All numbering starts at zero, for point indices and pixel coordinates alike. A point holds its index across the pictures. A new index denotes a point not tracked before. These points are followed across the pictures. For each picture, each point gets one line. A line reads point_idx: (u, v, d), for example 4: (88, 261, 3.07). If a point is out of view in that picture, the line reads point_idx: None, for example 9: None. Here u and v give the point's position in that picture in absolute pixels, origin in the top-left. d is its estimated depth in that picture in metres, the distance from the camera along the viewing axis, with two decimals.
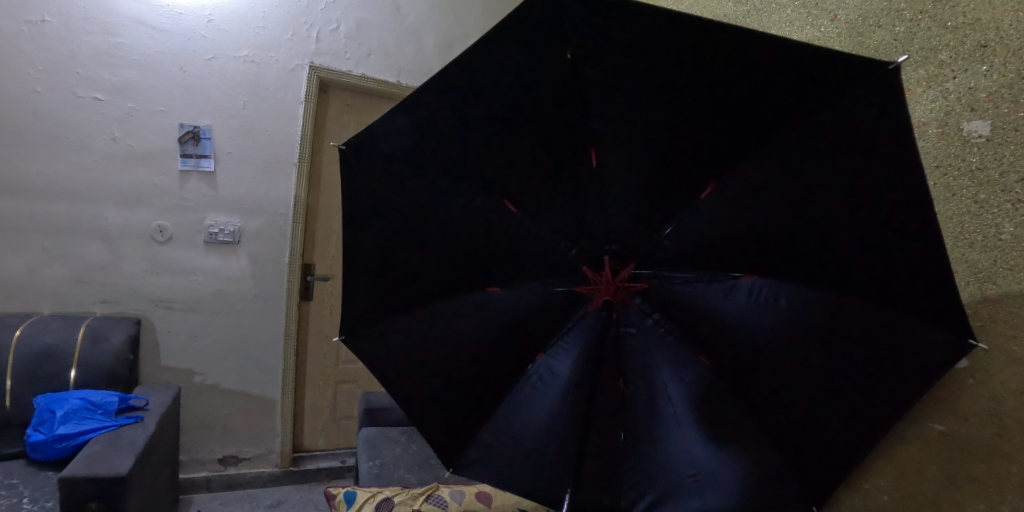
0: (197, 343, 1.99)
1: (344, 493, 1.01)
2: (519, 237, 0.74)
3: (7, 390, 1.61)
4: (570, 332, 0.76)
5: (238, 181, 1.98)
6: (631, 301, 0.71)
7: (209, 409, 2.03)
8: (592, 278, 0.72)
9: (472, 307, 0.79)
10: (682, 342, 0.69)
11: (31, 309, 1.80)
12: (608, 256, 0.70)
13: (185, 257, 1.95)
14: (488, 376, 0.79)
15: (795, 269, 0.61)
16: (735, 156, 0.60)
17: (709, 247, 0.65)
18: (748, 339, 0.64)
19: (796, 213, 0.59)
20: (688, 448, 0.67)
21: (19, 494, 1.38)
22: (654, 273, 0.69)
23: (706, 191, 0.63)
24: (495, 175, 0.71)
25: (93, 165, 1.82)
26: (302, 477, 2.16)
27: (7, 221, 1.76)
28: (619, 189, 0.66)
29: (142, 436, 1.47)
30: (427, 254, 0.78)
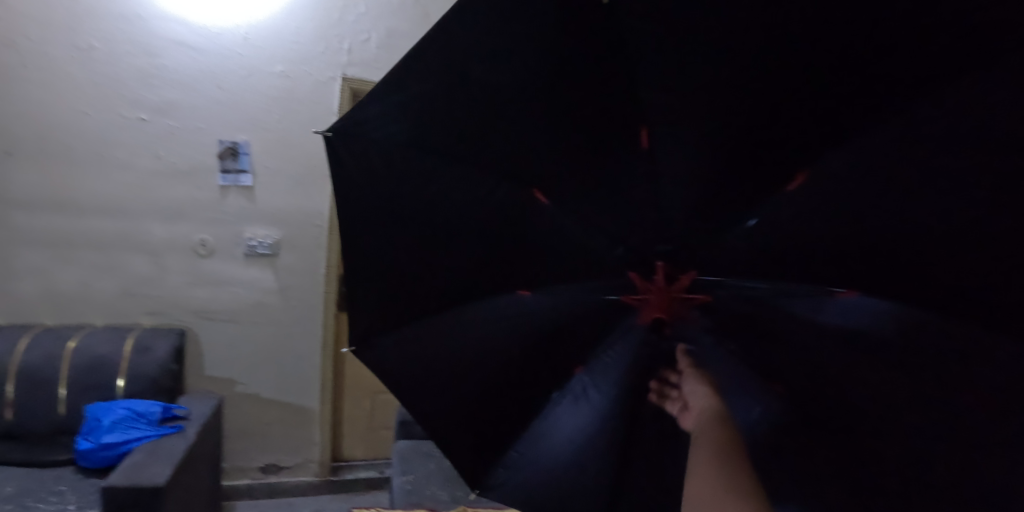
0: (238, 353, 2.05)
1: None
2: (551, 234, 0.68)
3: (61, 399, 1.71)
4: (615, 344, 0.70)
5: (275, 195, 2.03)
6: (689, 315, 0.63)
7: (251, 418, 2.09)
8: (641, 286, 0.64)
9: (500, 311, 0.73)
10: (749, 366, 0.59)
11: (84, 320, 1.95)
12: (659, 261, 0.63)
13: (224, 269, 2.01)
14: (518, 388, 0.74)
15: (889, 282, 0.51)
16: (828, 144, 0.50)
17: (784, 248, 0.56)
18: (828, 357, 0.54)
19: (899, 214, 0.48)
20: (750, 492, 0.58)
21: (66, 501, 1.44)
22: (720, 281, 0.60)
23: (796, 181, 0.53)
24: (527, 162, 0.65)
25: (140, 181, 1.92)
26: (339, 486, 2.19)
27: (62, 237, 1.91)
28: (673, 173, 0.59)
29: (181, 446, 1.51)
30: (449, 259, 0.72)
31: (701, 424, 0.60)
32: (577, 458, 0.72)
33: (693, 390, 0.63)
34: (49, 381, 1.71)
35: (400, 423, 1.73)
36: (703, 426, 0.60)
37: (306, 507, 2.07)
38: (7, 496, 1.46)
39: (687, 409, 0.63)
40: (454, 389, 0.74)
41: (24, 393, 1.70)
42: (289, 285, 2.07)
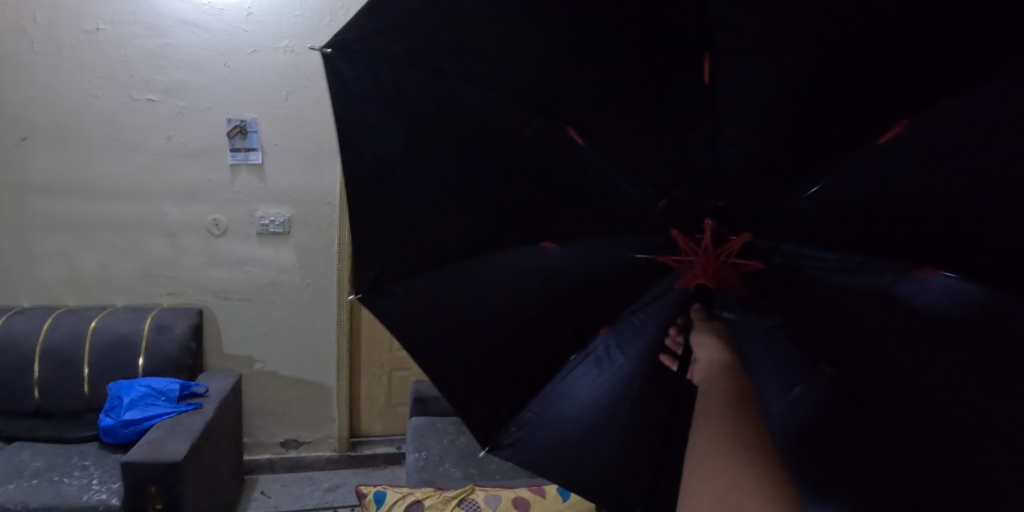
0: (255, 330, 2.08)
1: (374, 493, 1.16)
2: (581, 178, 0.65)
3: (85, 378, 1.77)
4: (646, 305, 0.68)
5: (287, 173, 2.02)
6: (734, 283, 0.59)
7: (271, 395, 2.14)
8: (686, 247, 0.62)
9: (520, 261, 0.71)
10: (800, 344, 0.55)
11: (107, 301, 2.00)
12: (709, 218, 0.60)
13: (239, 248, 2.03)
14: (538, 354, 0.73)
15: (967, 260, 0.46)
16: (906, 102, 0.45)
17: (846, 215, 0.52)
18: (881, 331, 0.50)
19: (962, 176, 0.44)
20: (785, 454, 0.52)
21: (90, 475, 1.50)
22: (774, 245, 0.57)
23: (890, 133, 0.47)
24: (558, 102, 0.61)
25: (152, 163, 1.94)
26: (359, 461, 2.23)
27: (83, 221, 1.95)
28: (732, 124, 0.54)
29: (199, 423, 1.55)
30: (464, 218, 0.69)
31: (708, 377, 0.55)
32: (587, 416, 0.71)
33: (700, 342, 0.58)
34: (74, 360, 1.77)
35: (416, 401, 1.74)
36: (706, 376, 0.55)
37: (327, 481, 2.12)
38: (37, 471, 1.52)
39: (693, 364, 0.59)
40: (462, 361, 0.72)
41: (51, 372, 1.76)
42: (304, 263, 2.08)
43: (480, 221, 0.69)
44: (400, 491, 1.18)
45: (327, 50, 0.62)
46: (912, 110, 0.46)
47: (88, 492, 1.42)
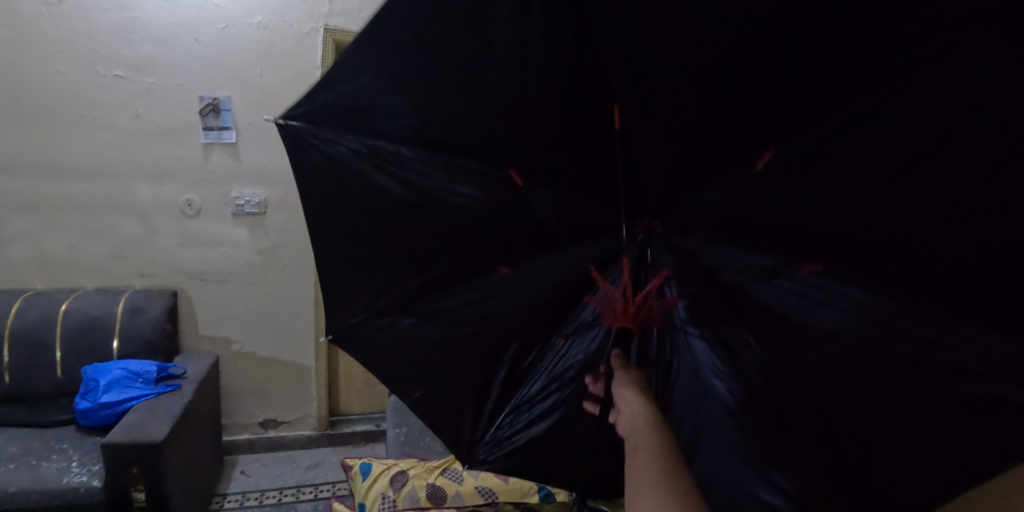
0: (231, 313, 2.06)
1: (360, 465, 1.22)
2: (524, 207, 0.68)
3: (57, 362, 1.73)
4: (578, 328, 0.74)
5: (261, 152, 1.98)
6: (652, 315, 0.68)
7: (248, 376, 2.13)
8: (603, 287, 0.70)
9: (464, 286, 0.74)
10: (712, 341, 0.66)
11: (77, 284, 1.94)
12: (625, 256, 0.67)
13: (213, 229, 1.99)
14: (482, 358, 0.77)
15: (854, 270, 0.55)
16: (777, 142, 0.54)
17: (751, 240, 0.60)
18: (802, 359, 0.60)
19: (840, 206, 0.52)
20: (710, 413, 0.67)
21: (68, 458, 1.48)
22: (687, 263, 0.64)
23: (762, 161, 0.55)
24: (498, 136, 0.64)
25: (122, 142, 1.87)
26: (338, 440, 2.25)
27: (49, 203, 1.88)
28: (641, 151, 0.60)
29: (179, 403, 1.54)
30: (411, 228, 0.72)
31: (635, 431, 0.55)
32: (555, 408, 0.77)
33: (622, 395, 0.60)
34: (46, 344, 1.73)
35: None
36: (635, 431, 0.55)
37: (307, 458, 2.14)
38: (11, 454, 1.50)
39: (619, 416, 0.60)
40: (429, 355, 0.77)
41: (21, 356, 1.72)
42: (281, 244, 2.05)
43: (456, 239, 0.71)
44: (384, 463, 1.22)
45: (282, 122, 0.72)
46: (779, 148, 0.54)
47: (68, 474, 1.41)
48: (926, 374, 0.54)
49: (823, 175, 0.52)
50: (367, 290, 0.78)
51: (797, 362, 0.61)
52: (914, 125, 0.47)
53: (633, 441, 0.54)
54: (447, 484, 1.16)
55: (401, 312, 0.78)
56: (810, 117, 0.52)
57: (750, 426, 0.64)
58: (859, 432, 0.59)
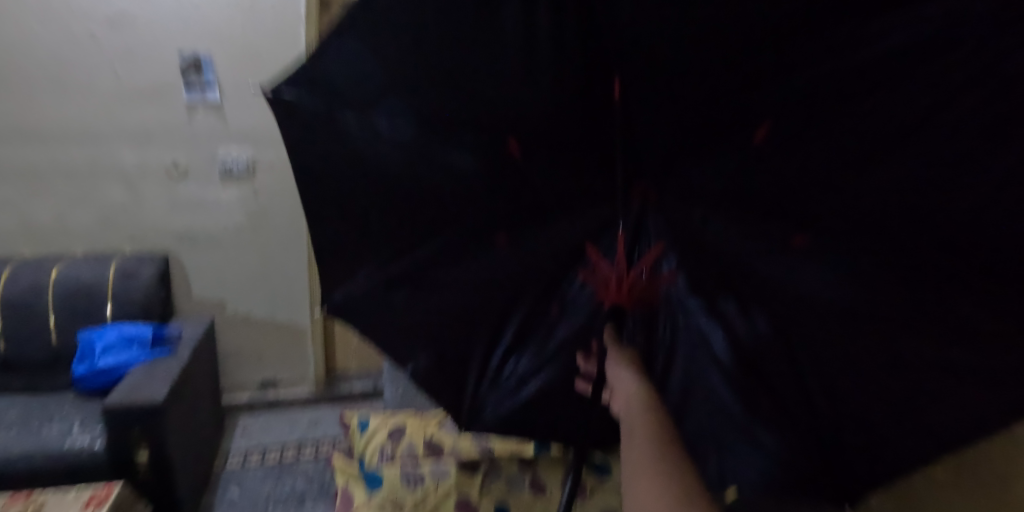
0: (225, 276, 2.06)
1: (358, 421, 1.23)
2: (522, 180, 0.68)
3: (52, 328, 1.74)
4: (572, 301, 0.76)
5: (247, 111, 1.92)
6: (646, 290, 0.71)
7: (245, 338, 2.15)
8: (597, 262, 0.72)
9: (458, 265, 0.74)
10: (711, 309, 0.68)
11: (66, 250, 1.92)
12: (620, 230, 0.70)
13: (201, 192, 1.96)
14: (476, 334, 0.78)
15: (844, 242, 0.56)
16: (774, 117, 0.55)
17: (745, 212, 0.62)
18: (790, 325, 0.63)
19: (835, 178, 0.54)
20: (705, 381, 0.68)
21: (70, 422, 1.51)
22: (683, 235, 0.67)
23: (759, 134, 0.56)
24: (493, 111, 0.62)
25: (103, 104, 1.82)
26: (336, 398, 2.29)
27: (29, 168, 1.83)
28: (644, 125, 0.61)
29: (175, 365, 1.56)
30: (404, 208, 0.71)
31: (629, 410, 0.58)
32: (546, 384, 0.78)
33: (619, 375, 0.62)
34: (39, 311, 1.73)
35: None
36: (630, 411, 0.58)
37: (306, 416, 2.19)
38: (13, 419, 1.52)
39: (613, 394, 0.63)
40: (422, 336, 0.77)
41: (14, 323, 1.71)
42: (271, 207, 2.02)
43: (451, 219, 0.71)
44: (382, 417, 1.24)
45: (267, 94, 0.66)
46: (775, 123, 0.55)
47: (70, 438, 1.44)
48: (909, 348, 0.55)
49: (817, 150, 0.54)
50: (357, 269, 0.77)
51: (782, 327, 0.63)
52: (907, 111, 0.48)
53: (628, 423, 0.57)
54: (445, 435, 1.18)
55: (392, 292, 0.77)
56: (809, 93, 0.52)
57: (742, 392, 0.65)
58: (836, 395, 0.61)
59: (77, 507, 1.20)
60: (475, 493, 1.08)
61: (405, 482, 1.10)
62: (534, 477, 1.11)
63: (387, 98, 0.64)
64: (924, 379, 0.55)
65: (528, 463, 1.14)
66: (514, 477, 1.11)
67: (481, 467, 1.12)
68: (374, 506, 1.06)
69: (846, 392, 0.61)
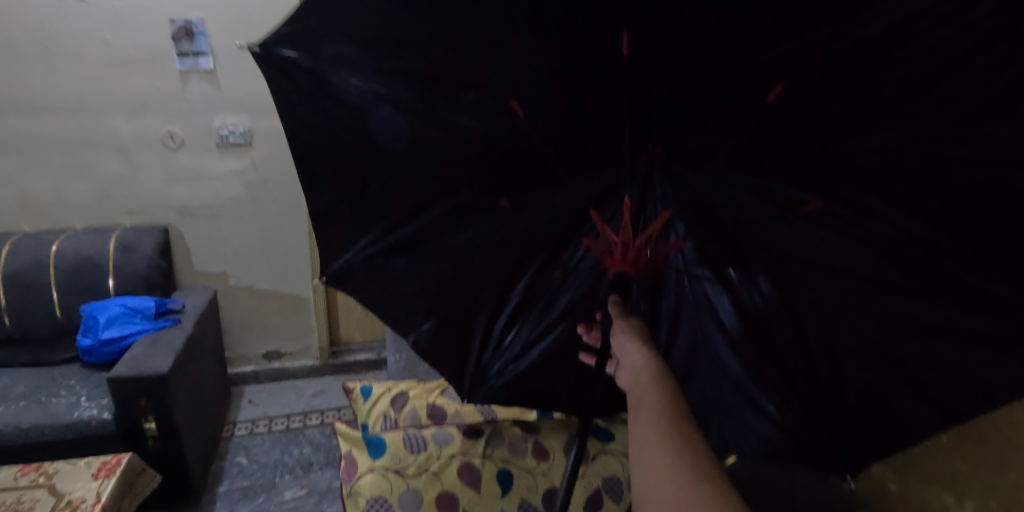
0: (225, 248, 2.05)
1: (360, 388, 1.21)
2: (524, 147, 0.64)
3: (55, 302, 1.75)
4: (576, 272, 0.75)
5: (242, 79, 1.88)
6: (654, 260, 0.68)
7: (249, 310, 2.17)
8: (602, 229, 0.69)
9: (458, 240, 0.73)
10: (712, 275, 0.69)
11: (65, 224, 1.91)
12: (626, 197, 0.67)
13: (198, 163, 1.93)
14: (476, 310, 0.78)
15: (853, 211, 0.53)
16: (791, 73, 0.49)
17: (754, 177, 0.58)
18: (796, 290, 0.63)
19: (854, 145, 0.49)
20: (711, 343, 0.72)
21: (77, 393, 1.53)
22: (687, 204, 0.65)
23: (773, 93, 0.51)
24: (496, 74, 0.60)
25: (94, 73, 1.78)
26: (341, 367, 2.32)
27: (25, 140, 1.81)
28: (654, 88, 0.56)
29: (179, 337, 1.57)
30: (404, 182, 0.69)
31: (636, 382, 0.56)
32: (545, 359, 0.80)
33: (624, 346, 0.61)
34: (41, 285, 1.74)
35: None
36: (638, 384, 0.55)
37: (312, 386, 2.23)
38: (22, 391, 1.55)
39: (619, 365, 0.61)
40: (422, 316, 0.77)
41: (18, 297, 1.72)
42: (270, 176, 2.00)
43: (452, 197, 0.70)
44: (385, 384, 1.22)
45: (250, 49, 0.62)
46: (791, 80, 0.49)
47: (78, 409, 1.46)
48: (912, 314, 0.55)
49: (835, 111, 0.49)
50: (356, 250, 0.76)
51: (788, 292, 0.63)
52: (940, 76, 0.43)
53: (635, 396, 0.54)
54: (448, 403, 1.15)
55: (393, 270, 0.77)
56: (834, 48, 0.46)
57: (742, 349, 0.70)
58: (834, 354, 0.63)
59: (89, 476, 1.23)
60: (479, 458, 1.03)
61: (406, 447, 1.02)
62: (537, 443, 1.07)
63: (389, 63, 0.62)
64: (922, 340, 0.56)
65: (530, 429, 1.10)
66: (517, 443, 1.07)
67: (483, 432, 1.08)
68: (376, 474, 0.98)
69: (843, 352, 0.62)
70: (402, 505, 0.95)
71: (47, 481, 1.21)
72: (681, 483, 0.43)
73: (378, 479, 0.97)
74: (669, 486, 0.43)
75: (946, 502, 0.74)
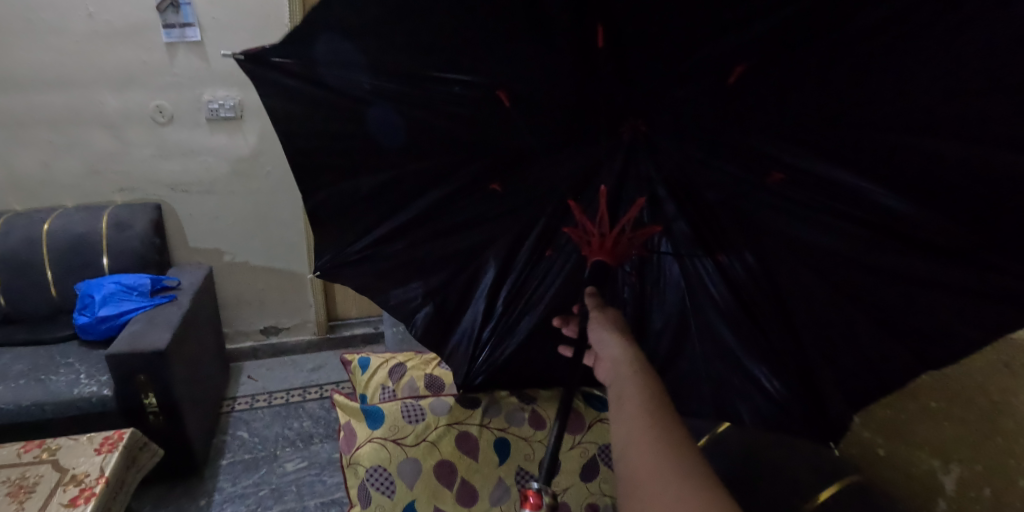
0: (220, 224, 2.04)
1: (358, 360, 1.21)
2: (508, 134, 0.64)
3: (50, 280, 1.74)
4: (564, 255, 0.75)
5: (231, 51, 1.83)
6: (630, 248, 0.67)
7: (245, 286, 2.17)
8: (580, 220, 0.67)
9: (450, 225, 0.73)
10: (696, 250, 0.70)
11: (57, 201, 1.89)
12: (603, 187, 0.66)
13: (189, 137, 1.90)
14: (469, 293, 0.79)
15: (834, 189, 0.54)
16: (754, 58, 0.49)
17: (733, 157, 0.57)
18: (783, 269, 0.62)
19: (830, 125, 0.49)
20: (702, 322, 0.75)
21: (76, 371, 1.54)
22: (665, 184, 0.65)
23: (734, 76, 0.50)
24: (472, 63, 0.58)
25: (78, 46, 1.73)
26: (339, 342, 2.35)
27: (11, 116, 1.77)
28: (626, 78, 0.55)
29: (177, 313, 1.58)
30: (391, 167, 0.68)
31: (616, 375, 0.56)
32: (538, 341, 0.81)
33: (602, 340, 0.61)
34: (35, 264, 1.73)
35: None
36: (618, 378, 0.56)
37: (311, 361, 2.25)
38: (21, 369, 1.56)
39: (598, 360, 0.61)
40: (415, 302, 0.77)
41: (12, 277, 1.72)
42: (260, 149, 1.97)
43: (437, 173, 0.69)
44: (383, 356, 1.23)
45: (240, 58, 0.62)
46: (751, 63, 0.49)
47: (78, 386, 1.47)
48: (897, 287, 0.55)
49: (808, 90, 0.49)
50: (349, 235, 0.76)
51: (770, 271, 0.63)
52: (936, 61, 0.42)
53: (615, 388, 0.55)
54: (445, 375, 1.17)
55: (386, 255, 0.77)
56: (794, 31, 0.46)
57: (735, 323, 0.71)
58: (818, 334, 0.63)
59: (91, 450, 1.25)
60: (476, 427, 1.03)
61: (405, 417, 1.03)
62: (534, 412, 1.07)
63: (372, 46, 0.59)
64: (899, 311, 0.57)
65: (526, 398, 1.09)
66: (514, 412, 1.07)
67: (480, 403, 1.07)
68: (375, 445, 0.99)
69: (828, 329, 0.62)
70: (401, 474, 0.98)
71: (50, 456, 1.23)
72: (674, 477, 0.43)
73: (377, 448, 0.99)
74: (657, 481, 0.44)
75: (931, 466, 0.74)
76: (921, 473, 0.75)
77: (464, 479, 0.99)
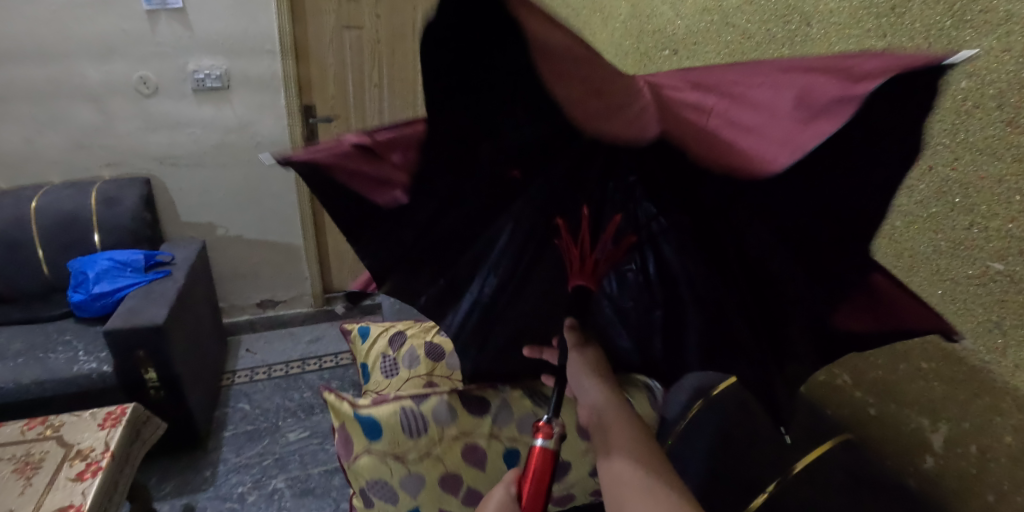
0: (211, 197, 2.01)
1: (358, 328, 1.23)
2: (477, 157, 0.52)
3: (42, 259, 1.72)
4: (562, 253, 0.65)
5: (215, 18, 1.78)
6: (610, 266, 0.63)
7: (240, 259, 2.16)
8: (564, 236, 0.62)
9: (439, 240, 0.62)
10: (690, 255, 0.52)
11: (41, 179, 1.84)
12: (586, 207, 0.59)
13: (176, 109, 1.86)
14: None
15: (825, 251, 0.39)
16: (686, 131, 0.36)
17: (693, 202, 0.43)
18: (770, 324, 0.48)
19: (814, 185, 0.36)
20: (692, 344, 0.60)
21: (74, 348, 1.55)
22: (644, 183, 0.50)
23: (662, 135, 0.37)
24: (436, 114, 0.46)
25: (53, 15, 1.66)
26: (335, 314, 2.36)
27: None
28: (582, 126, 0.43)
29: (173, 288, 1.59)
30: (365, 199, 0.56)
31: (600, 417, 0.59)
32: None
33: (586, 389, 0.63)
34: (24, 242, 1.71)
35: None
36: (604, 415, 0.59)
37: (308, 333, 2.27)
38: (18, 349, 1.56)
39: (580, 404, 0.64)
40: None
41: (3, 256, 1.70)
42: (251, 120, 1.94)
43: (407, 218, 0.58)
44: (383, 325, 1.25)
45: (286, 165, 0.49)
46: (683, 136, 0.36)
47: (77, 363, 1.48)
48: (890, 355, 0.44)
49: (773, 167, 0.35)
50: None
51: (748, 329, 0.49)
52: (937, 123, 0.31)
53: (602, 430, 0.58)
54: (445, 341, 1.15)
55: None
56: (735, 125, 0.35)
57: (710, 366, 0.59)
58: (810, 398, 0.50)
59: (95, 426, 1.27)
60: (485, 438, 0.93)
61: (405, 430, 0.91)
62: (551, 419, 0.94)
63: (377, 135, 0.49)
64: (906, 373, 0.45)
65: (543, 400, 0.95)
66: (527, 419, 0.94)
67: (490, 408, 0.94)
68: (374, 460, 0.90)
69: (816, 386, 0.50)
70: (402, 487, 0.91)
71: (54, 433, 1.25)
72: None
73: (377, 463, 0.90)
74: None
75: (921, 425, 0.62)
76: (910, 432, 0.63)
77: (471, 489, 0.93)
